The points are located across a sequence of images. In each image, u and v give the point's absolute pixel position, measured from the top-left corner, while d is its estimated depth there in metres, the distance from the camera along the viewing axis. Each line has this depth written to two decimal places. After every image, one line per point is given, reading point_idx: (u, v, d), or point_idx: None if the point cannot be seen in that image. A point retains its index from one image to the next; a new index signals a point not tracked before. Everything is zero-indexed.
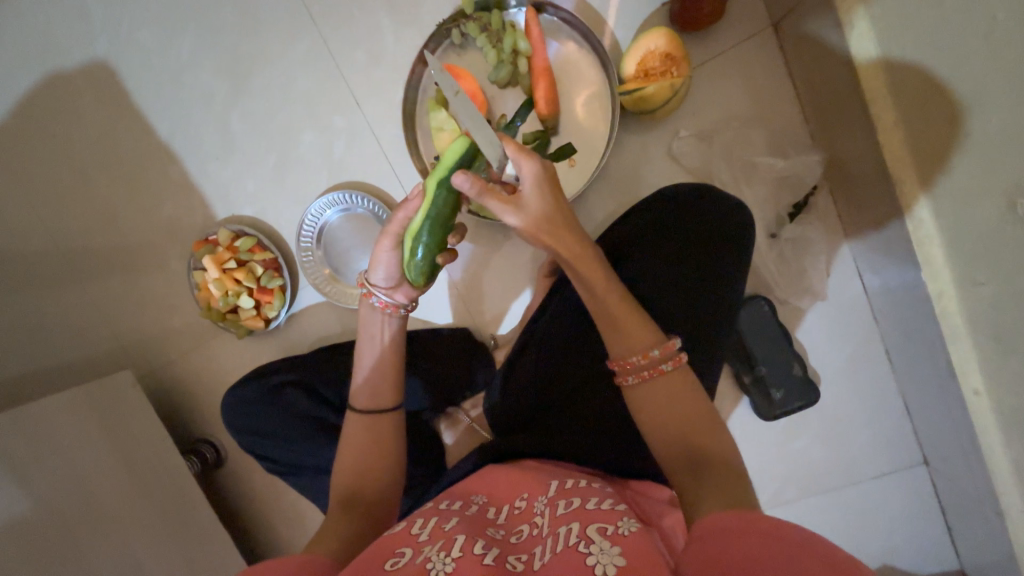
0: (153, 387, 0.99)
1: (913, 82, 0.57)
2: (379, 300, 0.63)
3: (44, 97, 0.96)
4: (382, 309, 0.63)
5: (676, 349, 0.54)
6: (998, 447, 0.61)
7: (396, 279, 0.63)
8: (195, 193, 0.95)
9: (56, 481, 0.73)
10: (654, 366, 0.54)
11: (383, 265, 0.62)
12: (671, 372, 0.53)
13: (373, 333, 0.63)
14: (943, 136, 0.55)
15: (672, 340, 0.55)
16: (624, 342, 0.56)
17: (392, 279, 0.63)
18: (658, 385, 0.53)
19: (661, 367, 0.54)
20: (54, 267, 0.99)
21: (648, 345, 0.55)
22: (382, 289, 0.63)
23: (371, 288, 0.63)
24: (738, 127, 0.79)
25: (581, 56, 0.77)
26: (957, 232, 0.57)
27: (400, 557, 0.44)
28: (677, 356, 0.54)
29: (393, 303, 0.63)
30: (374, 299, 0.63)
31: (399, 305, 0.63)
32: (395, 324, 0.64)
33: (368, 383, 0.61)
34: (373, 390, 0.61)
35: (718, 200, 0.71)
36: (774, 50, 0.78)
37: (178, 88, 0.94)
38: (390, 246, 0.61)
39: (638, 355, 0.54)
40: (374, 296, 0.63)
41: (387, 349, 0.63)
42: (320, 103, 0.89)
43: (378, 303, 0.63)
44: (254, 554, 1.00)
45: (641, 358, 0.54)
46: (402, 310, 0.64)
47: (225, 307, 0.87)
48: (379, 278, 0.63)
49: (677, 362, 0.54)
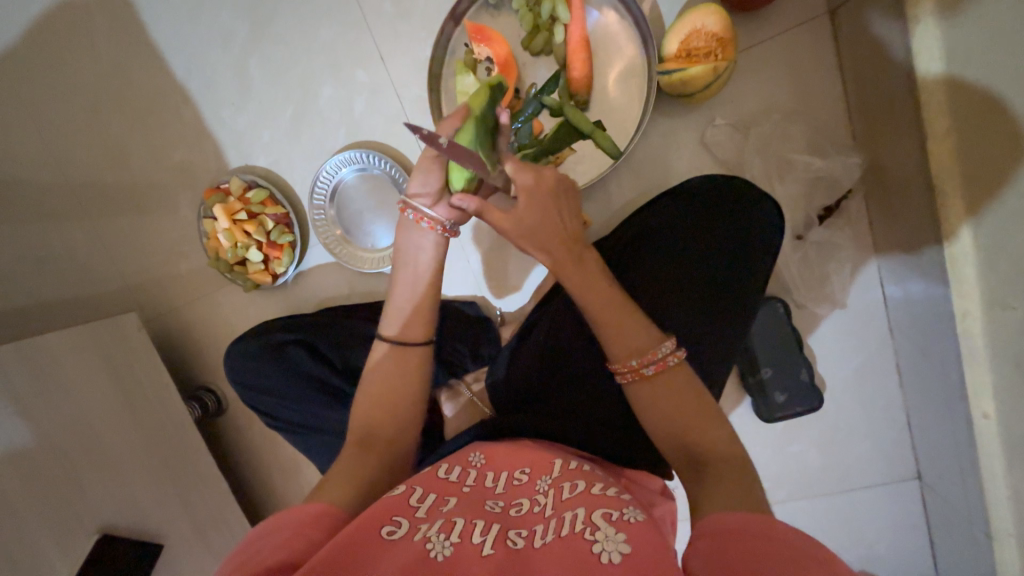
0: (158, 332, 0.99)
1: (973, 88, 0.53)
2: (417, 213, 0.60)
3: (56, 24, 0.92)
4: (418, 224, 0.60)
5: (660, 353, 0.52)
6: (999, 472, 0.60)
7: (434, 193, 0.61)
8: (208, 139, 0.92)
9: (59, 416, 0.74)
10: (633, 368, 0.52)
11: (422, 175, 0.60)
12: (650, 377, 0.51)
13: (416, 252, 0.61)
14: (999, 149, 0.53)
15: (662, 344, 0.52)
16: (613, 343, 0.54)
17: (434, 192, 0.61)
18: (644, 389, 0.52)
19: (641, 371, 0.52)
20: (63, 202, 0.98)
21: (625, 354, 0.53)
22: (421, 202, 0.61)
23: (409, 203, 0.61)
24: (777, 121, 0.76)
25: (621, 28, 0.73)
26: (997, 252, 0.55)
27: (396, 527, 0.44)
28: (663, 359, 0.52)
29: (432, 217, 0.59)
30: (410, 213, 0.60)
31: (438, 219, 0.59)
32: (435, 241, 0.61)
33: (408, 311, 0.61)
34: (406, 320, 0.61)
35: (749, 195, 0.69)
36: (826, 40, 0.74)
37: (196, 26, 0.90)
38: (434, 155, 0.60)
39: (621, 363, 0.53)
40: (411, 210, 0.60)
41: (426, 273, 0.61)
42: (343, 55, 0.86)
43: (415, 216, 0.60)
44: (250, 502, 1.03)
45: (623, 367, 0.53)
46: (441, 227, 0.60)
47: (234, 259, 0.86)
48: (418, 191, 0.61)
49: (660, 367, 0.51)
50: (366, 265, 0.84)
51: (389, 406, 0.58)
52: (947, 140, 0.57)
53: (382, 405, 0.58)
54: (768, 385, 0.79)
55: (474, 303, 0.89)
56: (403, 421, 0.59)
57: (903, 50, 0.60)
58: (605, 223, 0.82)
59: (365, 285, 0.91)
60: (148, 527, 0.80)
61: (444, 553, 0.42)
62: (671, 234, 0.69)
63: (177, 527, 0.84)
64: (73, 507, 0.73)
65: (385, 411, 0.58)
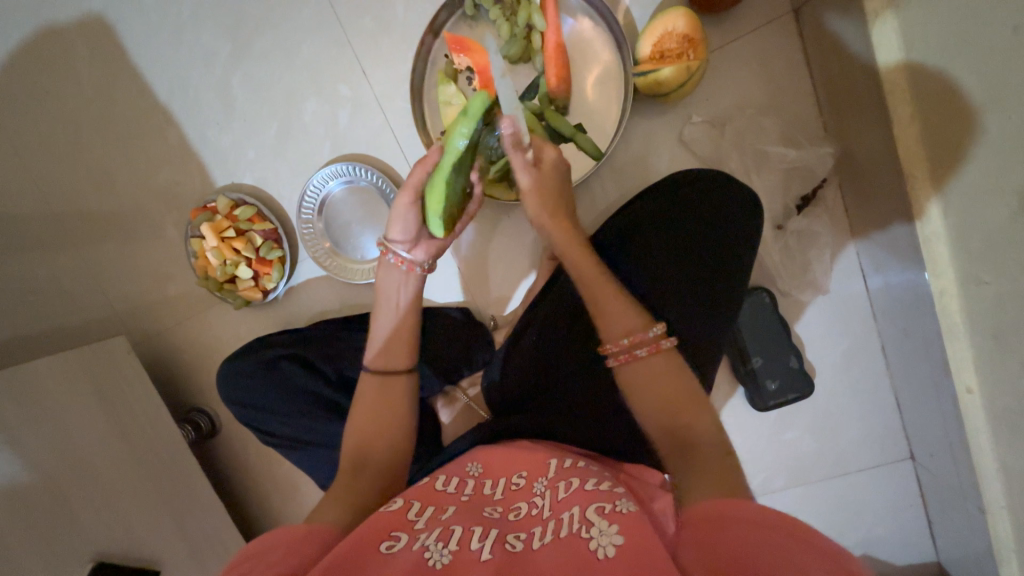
0: (148, 355, 0.98)
1: (932, 75, 0.56)
2: (397, 257, 0.64)
3: (36, 52, 0.92)
4: (398, 266, 0.64)
5: (653, 336, 0.54)
6: (987, 447, 0.61)
7: (414, 237, 0.65)
8: (193, 158, 0.93)
9: (48, 445, 0.73)
10: (629, 350, 0.54)
11: (402, 223, 0.63)
12: (648, 356, 0.53)
13: (392, 291, 0.65)
14: (960, 133, 0.55)
15: (652, 328, 0.55)
16: (609, 326, 0.57)
17: (410, 237, 0.65)
18: (635, 368, 0.54)
19: (635, 352, 0.54)
20: (47, 229, 0.97)
21: (618, 335, 0.56)
22: (400, 246, 0.65)
23: (389, 247, 0.65)
24: (751, 115, 0.79)
25: (595, 33, 0.76)
26: (966, 231, 0.57)
27: (395, 540, 0.44)
28: (656, 342, 0.54)
29: (411, 260, 0.65)
30: (391, 256, 0.64)
31: (417, 262, 0.65)
32: (413, 281, 0.65)
33: (387, 340, 0.63)
34: (386, 349, 0.63)
35: (728, 188, 0.70)
36: (793, 37, 0.77)
37: (178, 48, 0.91)
38: (408, 202, 0.62)
39: (612, 342, 0.56)
40: (391, 254, 0.64)
41: (403, 308, 0.65)
42: (326, 70, 0.87)
43: (395, 259, 0.64)
44: (248, 524, 1.01)
45: (615, 345, 0.55)
46: (419, 267, 0.66)
47: (224, 277, 0.85)
48: (397, 235, 0.64)
49: (651, 348, 0.54)
50: (357, 276, 0.85)
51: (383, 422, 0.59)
52: (911, 126, 0.60)
53: (376, 420, 0.59)
54: (760, 374, 0.80)
55: (465, 308, 0.89)
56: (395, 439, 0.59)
57: (865, 42, 0.62)
58: (592, 223, 0.83)
59: (356, 296, 0.91)
60: (144, 555, 0.79)
61: (443, 561, 0.42)
62: (655, 231, 0.70)
63: (174, 552, 0.82)
64: (64, 538, 0.71)
65: (373, 430, 0.58)
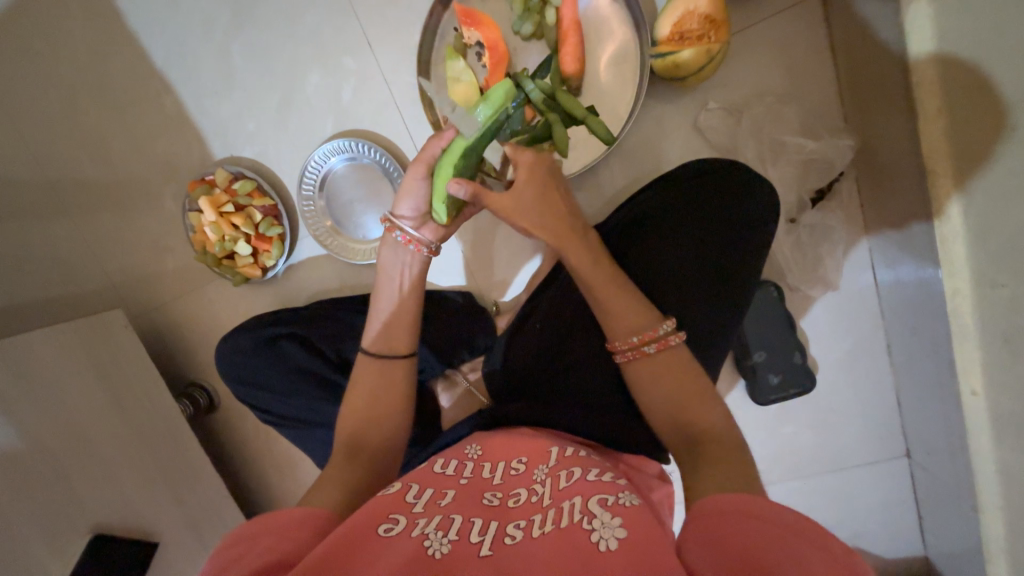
0: (145, 329, 0.97)
1: (963, 67, 0.54)
2: (404, 235, 0.61)
3: (26, 11, 0.89)
4: (405, 245, 0.61)
5: (663, 332, 0.53)
6: (988, 449, 0.61)
7: (422, 214, 0.62)
8: (191, 129, 0.90)
9: (45, 416, 0.73)
10: (637, 349, 0.53)
11: (413, 196, 0.60)
12: (655, 355, 0.53)
13: (395, 273, 0.62)
14: (990, 129, 0.53)
15: (662, 323, 0.54)
16: (619, 315, 0.56)
17: (419, 213, 0.61)
18: (640, 365, 0.53)
19: (643, 349, 0.53)
20: (40, 197, 0.95)
21: (627, 331, 0.54)
22: (408, 222, 0.62)
23: (395, 222, 0.61)
24: (771, 103, 0.76)
25: (613, 11, 0.72)
26: (987, 231, 0.55)
27: (394, 523, 0.44)
28: (665, 338, 0.53)
29: (417, 239, 0.61)
30: (398, 234, 0.61)
31: (423, 242, 0.62)
32: (416, 262, 0.62)
33: (388, 326, 0.61)
34: (387, 336, 0.61)
35: (742, 177, 0.69)
36: (818, 22, 0.74)
37: (176, 12, 0.87)
38: (420, 175, 0.59)
39: (620, 341, 0.54)
40: (399, 231, 0.61)
41: (407, 296, 0.62)
42: (331, 41, 0.84)
43: (403, 237, 0.61)
44: (246, 499, 1.02)
45: (624, 343, 0.54)
46: (425, 248, 0.62)
47: (222, 252, 0.84)
48: (405, 210, 0.61)
49: (661, 345, 0.53)
50: (357, 256, 0.83)
51: (380, 406, 0.59)
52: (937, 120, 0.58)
53: (374, 402, 0.59)
54: (763, 368, 0.80)
55: (466, 291, 0.88)
56: (392, 425, 0.59)
57: (892, 29, 0.60)
58: (600, 210, 0.81)
59: (357, 277, 0.90)
60: (142, 526, 0.79)
61: (442, 550, 0.41)
62: (664, 222, 0.68)
63: (172, 525, 0.83)
64: (63, 508, 0.71)
65: (371, 413, 0.59)
